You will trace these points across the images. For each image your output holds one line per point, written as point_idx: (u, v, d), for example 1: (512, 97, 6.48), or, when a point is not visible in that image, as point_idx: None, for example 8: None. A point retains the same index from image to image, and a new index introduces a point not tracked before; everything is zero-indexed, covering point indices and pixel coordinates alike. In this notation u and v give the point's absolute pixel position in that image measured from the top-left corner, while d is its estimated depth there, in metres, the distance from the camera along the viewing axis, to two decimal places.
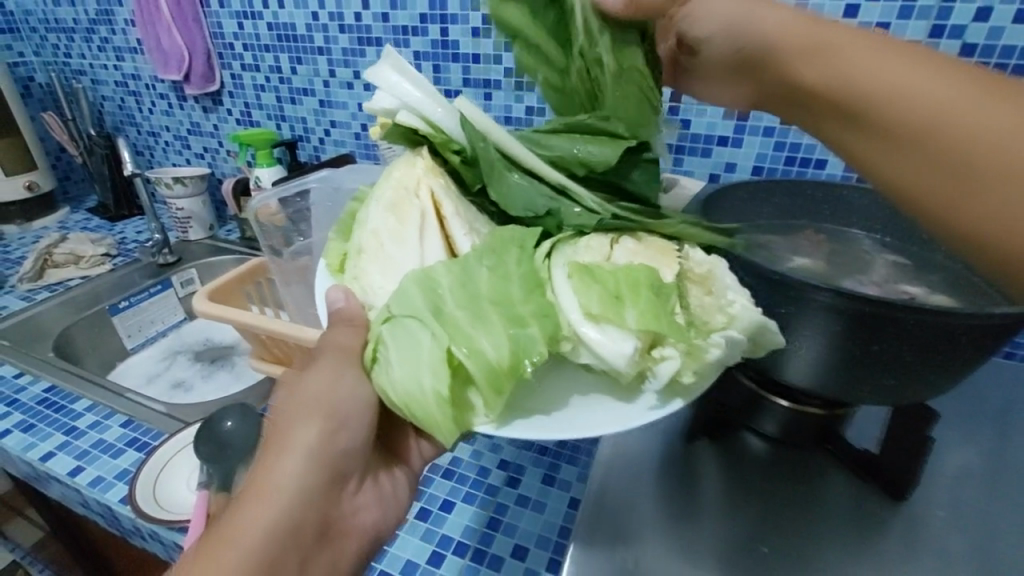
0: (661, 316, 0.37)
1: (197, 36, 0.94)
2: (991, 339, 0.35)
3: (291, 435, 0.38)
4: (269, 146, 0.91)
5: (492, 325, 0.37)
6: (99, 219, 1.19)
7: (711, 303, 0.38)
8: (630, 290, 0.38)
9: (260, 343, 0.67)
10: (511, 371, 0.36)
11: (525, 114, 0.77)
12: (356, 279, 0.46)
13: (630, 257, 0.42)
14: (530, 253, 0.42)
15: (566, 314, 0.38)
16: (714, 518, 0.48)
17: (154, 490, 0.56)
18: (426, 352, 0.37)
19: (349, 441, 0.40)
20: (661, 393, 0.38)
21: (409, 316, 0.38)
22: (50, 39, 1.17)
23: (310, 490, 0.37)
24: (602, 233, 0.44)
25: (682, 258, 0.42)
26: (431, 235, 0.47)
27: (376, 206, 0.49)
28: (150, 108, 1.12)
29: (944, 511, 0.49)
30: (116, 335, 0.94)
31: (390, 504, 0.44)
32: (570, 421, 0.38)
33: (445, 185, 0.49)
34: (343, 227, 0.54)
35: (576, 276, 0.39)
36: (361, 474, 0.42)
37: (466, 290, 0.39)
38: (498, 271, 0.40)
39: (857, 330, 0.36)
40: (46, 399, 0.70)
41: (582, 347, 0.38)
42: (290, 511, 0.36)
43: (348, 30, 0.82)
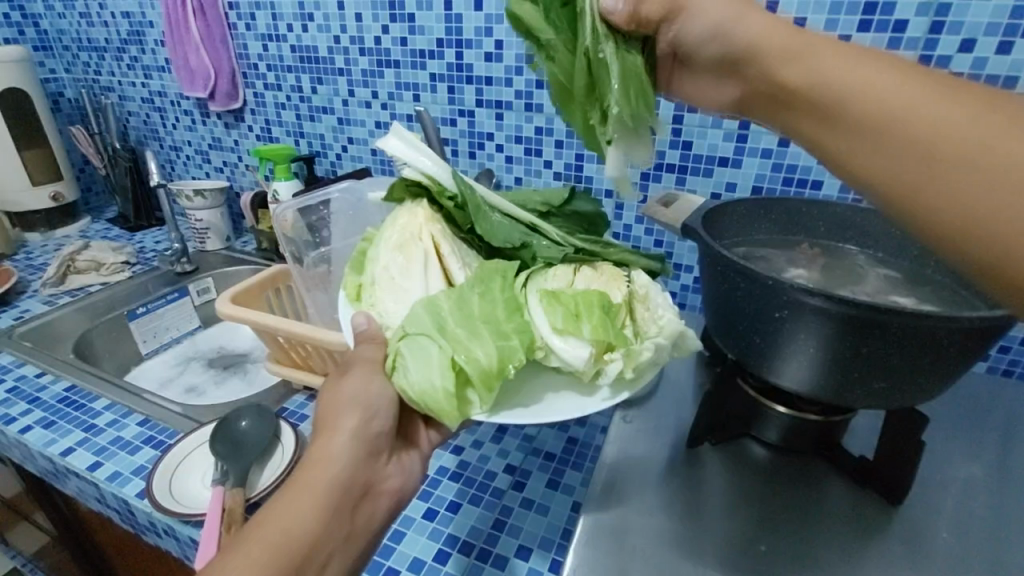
0: (610, 328, 0.44)
1: (223, 56, 0.99)
2: (974, 341, 0.37)
3: (331, 421, 0.40)
4: (287, 161, 0.95)
5: (483, 336, 0.42)
6: (119, 229, 1.23)
7: (649, 316, 0.48)
8: (585, 308, 0.45)
9: (278, 347, 0.70)
10: (499, 372, 0.41)
11: (534, 134, 0.80)
12: (373, 306, 0.50)
13: (588, 283, 0.49)
14: (511, 281, 0.48)
15: (538, 329, 0.44)
16: (715, 521, 0.50)
17: (170, 484, 0.58)
18: (434, 359, 0.41)
19: (383, 424, 0.42)
20: (613, 387, 0.46)
21: (420, 333, 0.42)
22: (82, 58, 1.22)
23: (351, 467, 0.40)
24: (568, 264, 0.51)
25: (629, 282, 0.50)
26: (433, 268, 0.51)
27: (384, 245, 0.53)
28: (174, 124, 1.17)
29: (945, 520, 0.50)
30: (132, 340, 0.96)
31: (412, 477, 0.45)
32: (550, 412, 0.44)
33: (443, 229, 0.53)
34: (355, 262, 0.57)
35: (545, 299, 0.46)
36: (390, 451, 0.43)
37: (463, 311, 0.44)
38: (487, 295, 0.45)
39: (848, 333, 0.38)
40: (66, 397, 0.72)
41: (553, 355, 0.44)
42: (336, 485, 0.38)
43: (368, 53, 0.87)
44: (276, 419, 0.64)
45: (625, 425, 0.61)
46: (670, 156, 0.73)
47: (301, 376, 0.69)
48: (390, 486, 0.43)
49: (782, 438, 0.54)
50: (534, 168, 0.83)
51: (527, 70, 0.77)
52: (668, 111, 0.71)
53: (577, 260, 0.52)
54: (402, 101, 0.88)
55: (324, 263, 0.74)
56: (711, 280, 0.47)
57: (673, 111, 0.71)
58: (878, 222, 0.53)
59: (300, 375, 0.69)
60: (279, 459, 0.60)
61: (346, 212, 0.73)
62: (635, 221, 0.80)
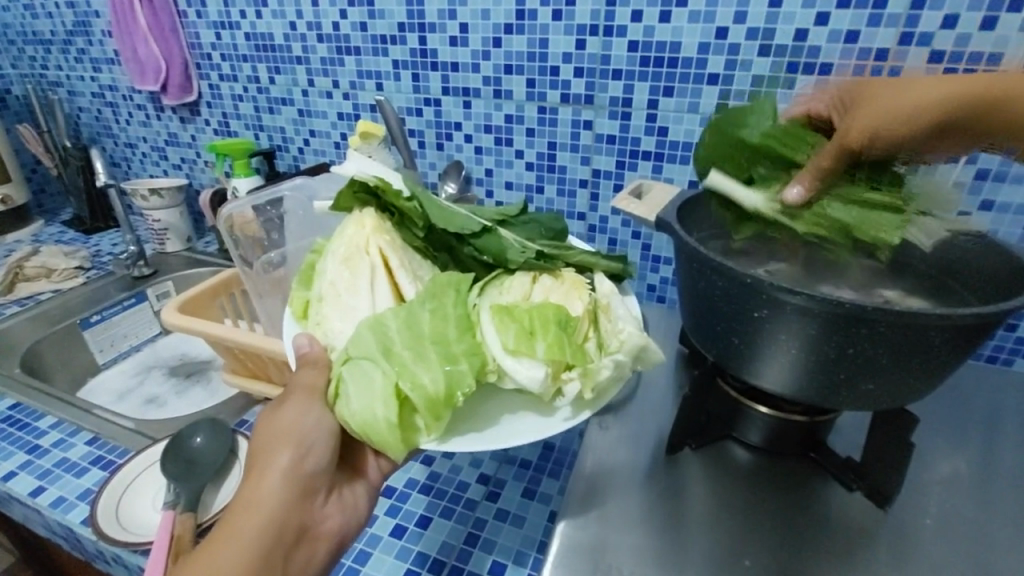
0: (566, 346, 0.42)
1: (174, 46, 0.93)
2: (965, 338, 0.34)
3: (263, 460, 0.40)
4: (246, 156, 0.90)
5: (430, 360, 0.41)
6: (74, 232, 1.17)
7: (610, 328, 0.46)
8: (541, 326, 0.43)
9: (234, 358, 0.66)
10: (447, 400, 0.40)
11: (504, 123, 0.77)
12: (319, 325, 0.49)
13: (546, 293, 0.48)
14: (465, 296, 0.47)
15: (490, 349, 0.43)
16: (698, 532, 0.47)
17: (118, 510, 0.54)
18: (378, 387, 0.40)
19: (318, 460, 0.41)
20: (573, 406, 0.44)
21: (364, 358, 0.41)
22: (27, 51, 1.15)
23: (282, 508, 0.39)
24: (525, 274, 0.50)
25: (592, 291, 0.49)
26: (380, 283, 0.50)
27: (332, 259, 0.52)
28: (128, 119, 1.10)
29: (930, 520, 0.48)
30: (87, 350, 0.91)
31: (354, 514, 0.44)
32: (502, 435, 0.43)
33: (390, 241, 0.53)
34: (302, 276, 0.56)
35: (496, 316, 0.44)
36: (328, 489, 0.42)
37: (412, 331, 0.43)
38: (438, 312, 0.44)
39: (832, 332, 0.35)
40: (10, 416, 0.68)
41: (506, 376, 0.43)
42: (267, 527, 0.37)
43: (327, 39, 0.82)
44: (233, 436, 0.60)
45: (603, 431, 0.58)
46: (645, 143, 0.70)
47: (259, 388, 0.66)
48: (328, 527, 0.41)
49: (765, 439, 0.52)
50: (506, 159, 0.79)
51: (494, 55, 0.72)
52: (643, 95, 0.68)
53: (535, 269, 0.51)
54: (364, 91, 0.84)
55: (278, 265, 0.70)
56: (687, 275, 0.44)
57: (648, 96, 0.67)
58: None
59: (258, 386, 0.66)
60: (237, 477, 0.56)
61: (299, 212, 0.69)
62: (612, 212, 0.76)
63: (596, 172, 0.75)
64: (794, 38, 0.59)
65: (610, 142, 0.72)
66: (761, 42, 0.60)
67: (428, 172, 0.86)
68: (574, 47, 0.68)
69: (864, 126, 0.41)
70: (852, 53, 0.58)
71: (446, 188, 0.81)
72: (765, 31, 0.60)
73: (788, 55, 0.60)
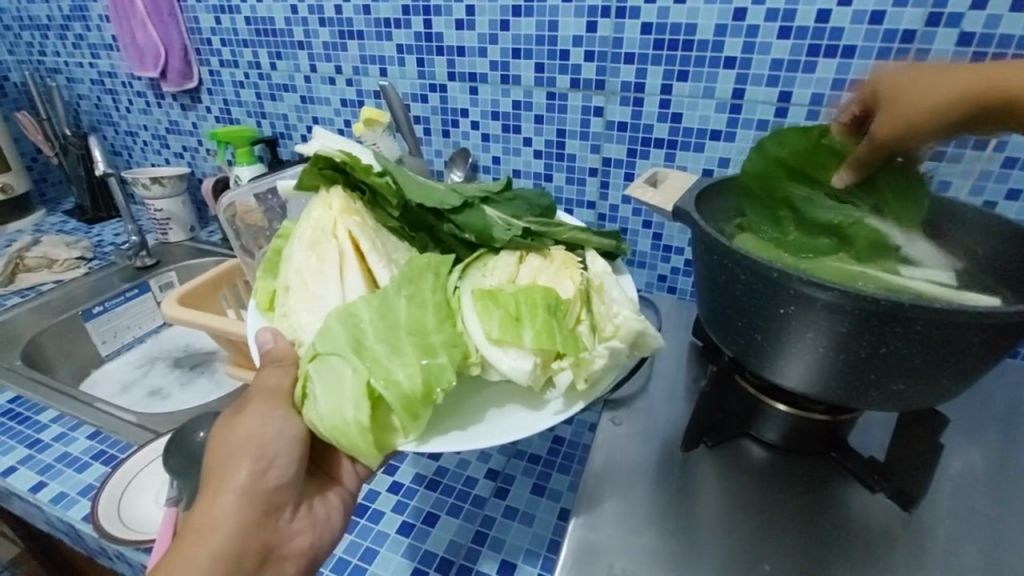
0: (556, 334, 0.41)
1: (173, 31, 0.90)
2: (1003, 339, 0.33)
3: (220, 476, 0.39)
4: (248, 144, 0.88)
5: (406, 355, 0.39)
6: (76, 222, 1.16)
7: (604, 311, 0.45)
8: (528, 311, 0.42)
9: (236, 350, 0.65)
10: (425, 397, 0.38)
11: (512, 109, 0.74)
12: (285, 317, 0.48)
13: (535, 275, 0.48)
14: (444, 280, 0.46)
15: (472, 339, 0.42)
16: (713, 534, 0.46)
17: (119, 507, 0.52)
18: (349, 386, 0.38)
19: (280, 475, 0.40)
20: (565, 399, 0.44)
21: (332, 353, 0.40)
22: (24, 37, 1.13)
23: (241, 530, 0.38)
24: (509, 255, 0.50)
25: (583, 271, 0.48)
26: (350, 268, 0.49)
27: (298, 244, 0.50)
28: (127, 107, 1.08)
29: (950, 520, 0.47)
30: (90, 341, 0.90)
31: (325, 527, 0.43)
32: (487, 433, 0.42)
33: (361, 222, 0.51)
34: (269, 264, 0.55)
35: (480, 302, 0.44)
36: (295, 503, 0.41)
37: (386, 321, 0.41)
38: (416, 299, 0.43)
39: (863, 331, 0.34)
40: (10, 410, 0.67)
41: (490, 367, 0.42)
42: (224, 551, 0.37)
43: (329, 23, 0.79)
44: None
45: (615, 427, 0.56)
46: (658, 130, 0.68)
47: None
48: (296, 545, 0.41)
49: (783, 436, 0.51)
50: (513, 146, 0.77)
51: (502, 39, 0.70)
52: (656, 81, 0.65)
53: (519, 249, 0.51)
54: (368, 76, 0.81)
55: None
56: (706, 268, 0.42)
57: (662, 81, 0.65)
58: None
59: None
60: None
61: None
62: (623, 201, 0.74)
63: (606, 160, 0.73)
64: (816, 19, 0.56)
65: (621, 129, 0.70)
66: (781, 24, 0.57)
67: (434, 159, 0.84)
68: (585, 29, 0.66)
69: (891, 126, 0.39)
70: (877, 35, 0.55)
71: (451, 175, 0.79)
72: (785, 13, 0.57)
73: (810, 36, 0.57)
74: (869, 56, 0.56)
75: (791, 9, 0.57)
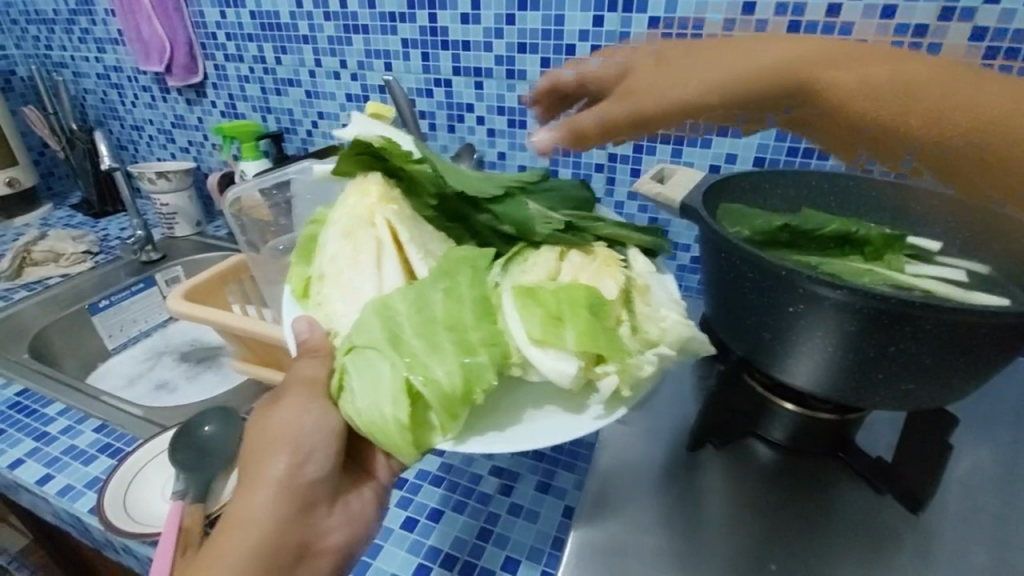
0: (599, 334, 0.39)
1: (177, 25, 0.90)
2: (1014, 339, 0.32)
3: (258, 467, 0.39)
4: (253, 138, 0.88)
5: (446, 352, 0.38)
6: (83, 216, 1.16)
7: (649, 313, 0.43)
8: (569, 309, 0.40)
9: (244, 344, 0.65)
10: (464, 397, 0.37)
11: (518, 104, 0.74)
12: (320, 305, 0.48)
13: (575, 272, 0.45)
14: (482, 274, 0.44)
15: (514, 340, 0.40)
16: (717, 533, 0.46)
17: (125, 500, 0.53)
18: (387, 382, 0.38)
19: (318, 468, 0.40)
20: (606, 404, 0.41)
21: (369, 346, 0.39)
22: (30, 31, 1.13)
23: (277, 524, 0.37)
24: (549, 251, 0.47)
25: (625, 269, 0.46)
26: (387, 260, 0.48)
27: (334, 231, 0.51)
28: (133, 101, 1.08)
29: (958, 521, 0.46)
30: (97, 335, 0.91)
31: (359, 524, 0.42)
32: (524, 436, 0.40)
33: (398, 211, 0.51)
34: (303, 250, 0.55)
35: (520, 300, 0.41)
36: (331, 500, 0.41)
37: (423, 316, 0.40)
38: (452, 293, 0.42)
39: (873, 331, 0.33)
40: (18, 403, 0.67)
41: (531, 368, 0.40)
42: (261, 545, 0.36)
43: (333, 17, 0.79)
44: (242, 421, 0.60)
45: (622, 426, 0.56)
46: None
47: (269, 376, 0.66)
48: (331, 541, 0.40)
49: (789, 436, 0.51)
50: (519, 142, 0.77)
51: (507, 33, 0.69)
52: None
53: (560, 244, 0.48)
54: (373, 71, 0.81)
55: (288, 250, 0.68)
56: (715, 265, 0.42)
57: None
58: (885, 199, 0.47)
59: (268, 374, 0.66)
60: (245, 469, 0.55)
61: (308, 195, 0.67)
62: (630, 197, 0.74)
63: (612, 156, 0.72)
64: (826, 13, 0.55)
65: None
66: (790, 18, 0.57)
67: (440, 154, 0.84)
68: (591, 24, 0.65)
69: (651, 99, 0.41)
70: (888, 30, 0.54)
71: None
72: (794, 7, 0.56)
73: (820, 31, 0.56)
74: None
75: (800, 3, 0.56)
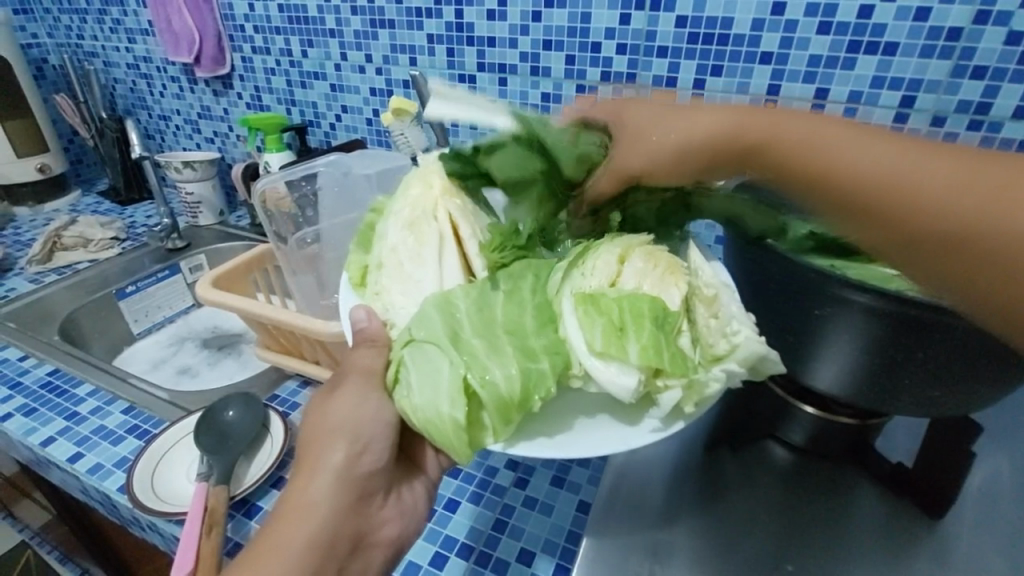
0: (663, 349, 0.38)
1: (207, 17, 0.92)
2: None
3: (318, 456, 0.40)
4: (278, 131, 0.89)
5: (505, 355, 0.39)
6: (110, 203, 1.19)
7: (716, 326, 0.40)
8: (633, 321, 0.40)
9: (266, 332, 0.67)
10: (521, 403, 0.38)
11: (541, 101, 0.74)
12: (378, 295, 0.50)
13: (637, 279, 0.43)
14: (544, 280, 0.46)
15: (575, 350, 0.41)
16: (733, 533, 0.47)
17: (152, 480, 0.54)
18: (446, 380, 0.39)
19: (374, 460, 0.41)
20: (664, 418, 0.40)
21: (430, 342, 0.40)
22: (63, 20, 1.15)
23: (338, 511, 0.39)
24: (610, 253, 0.45)
25: (691, 276, 0.43)
26: (450, 251, 0.51)
27: (395, 223, 0.53)
28: (161, 91, 1.10)
29: (978, 529, 0.46)
30: (123, 320, 0.93)
31: (412, 516, 0.44)
32: (576, 443, 0.40)
33: (461, 206, 0.52)
34: (362, 239, 0.57)
35: (581, 308, 0.42)
36: (385, 491, 0.43)
37: (482, 317, 0.42)
38: (513, 297, 0.44)
39: (901, 337, 0.35)
40: (49, 382, 0.69)
41: (591, 380, 0.40)
42: (323, 532, 0.38)
43: (360, 12, 0.80)
44: (265, 407, 0.61)
45: None
46: None
47: (290, 364, 0.67)
48: (385, 533, 0.42)
49: (809, 439, 0.53)
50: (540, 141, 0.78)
51: (533, 30, 0.70)
52: (688, 74, 0.65)
53: (622, 245, 0.46)
54: (397, 66, 0.82)
55: (311, 242, 0.71)
56: (743, 267, 0.43)
57: (694, 76, 0.64)
58: None
59: (290, 362, 0.67)
60: (267, 454, 0.57)
61: (332, 188, 0.68)
62: None
63: None
64: (858, 15, 0.55)
65: None
66: (821, 19, 0.56)
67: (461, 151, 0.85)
68: (618, 21, 0.65)
69: (632, 161, 0.45)
70: (921, 32, 0.53)
71: None
72: (825, 8, 0.56)
73: (850, 33, 0.56)
74: (911, 55, 0.54)
75: (831, 4, 0.55)
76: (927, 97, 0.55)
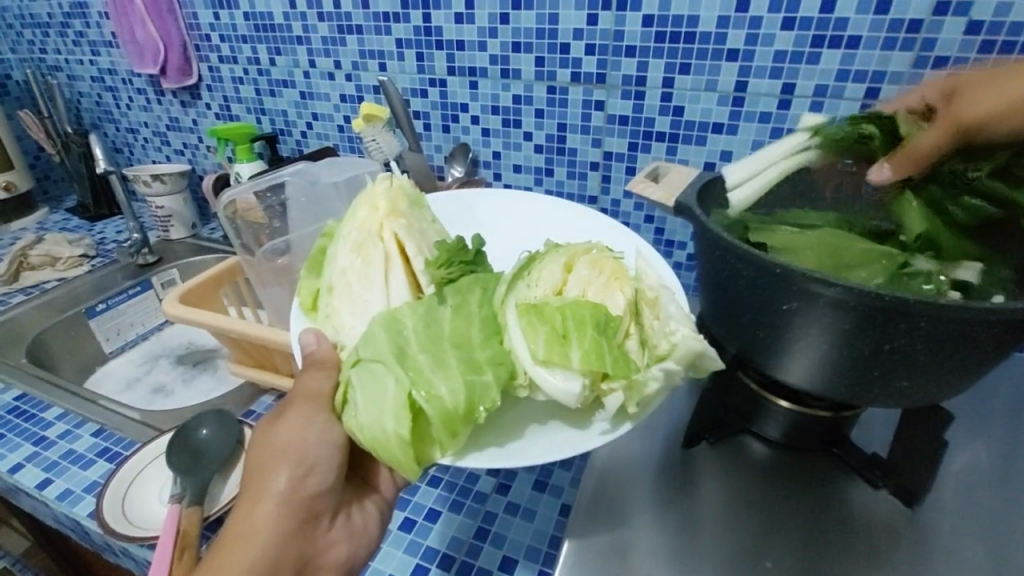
0: (604, 354, 0.38)
1: (172, 28, 0.90)
2: (996, 341, 0.34)
3: (259, 484, 0.39)
4: (247, 140, 0.88)
5: (451, 369, 0.39)
6: (79, 220, 1.16)
7: (658, 326, 0.40)
8: (575, 327, 0.39)
9: (238, 347, 0.66)
10: (466, 415, 0.38)
11: (512, 103, 0.73)
12: (328, 317, 0.50)
13: (582, 286, 0.44)
14: (491, 295, 0.45)
15: (520, 360, 0.40)
16: (715, 532, 0.47)
17: (123, 504, 0.53)
18: (390, 398, 0.38)
19: (318, 483, 0.40)
20: (612, 418, 0.41)
21: (374, 360, 0.40)
22: (25, 35, 1.12)
23: (279, 540, 0.38)
24: (555, 262, 0.46)
25: (636, 281, 0.43)
26: (396, 271, 0.51)
27: (344, 246, 0.53)
28: (128, 104, 1.08)
29: (954, 519, 0.47)
30: (94, 340, 0.90)
31: (361, 539, 0.43)
32: (529, 452, 0.40)
33: (405, 225, 0.54)
34: (313, 262, 0.56)
35: (524, 317, 0.41)
36: (333, 513, 0.42)
37: (430, 332, 0.41)
38: (461, 311, 0.43)
39: (869, 328, 0.34)
40: (16, 407, 0.67)
41: (537, 388, 0.40)
42: (264, 560, 0.37)
43: (327, 18, 0.78)
44: (239, 425, 0.60)
45: None
46: (659, 123, 0.66)
47: (265, 378, 0.66)
48: (332, 557, 0.41)
49: (783, 433, 0.52)
50: (513, 141, 0.76)
51: (501, 32, 0.68)
52: (659, 68, 0.63)
53: (567, 254, 0.46)
54: (368, 71, 0.81)
55: (282, 254, 0.69)
56: (710, 266, 0.43)
57: (663, 74, 0.63)
58: None
59: (264, 376, 0.66)
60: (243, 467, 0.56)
61: (300, 198, 0.68)
62: (624, 196, 0.74)
63: (607, 154, 0.71)
64: (821, 8, 0.54)
65: (622, 123, 0.68)
66: (784, 15, 0.55)
67: (434, 154, 0.84)
68: (585, 22, 0.64)
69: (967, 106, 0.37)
70: (882, 25, 0.53)
71: (452, 171, 0.80)
72: (789, 3, 0.55)
73: (814, 28, 0.55)
74: (874, 47, 0.54)
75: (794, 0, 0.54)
76: (892, 89, 0.55)
